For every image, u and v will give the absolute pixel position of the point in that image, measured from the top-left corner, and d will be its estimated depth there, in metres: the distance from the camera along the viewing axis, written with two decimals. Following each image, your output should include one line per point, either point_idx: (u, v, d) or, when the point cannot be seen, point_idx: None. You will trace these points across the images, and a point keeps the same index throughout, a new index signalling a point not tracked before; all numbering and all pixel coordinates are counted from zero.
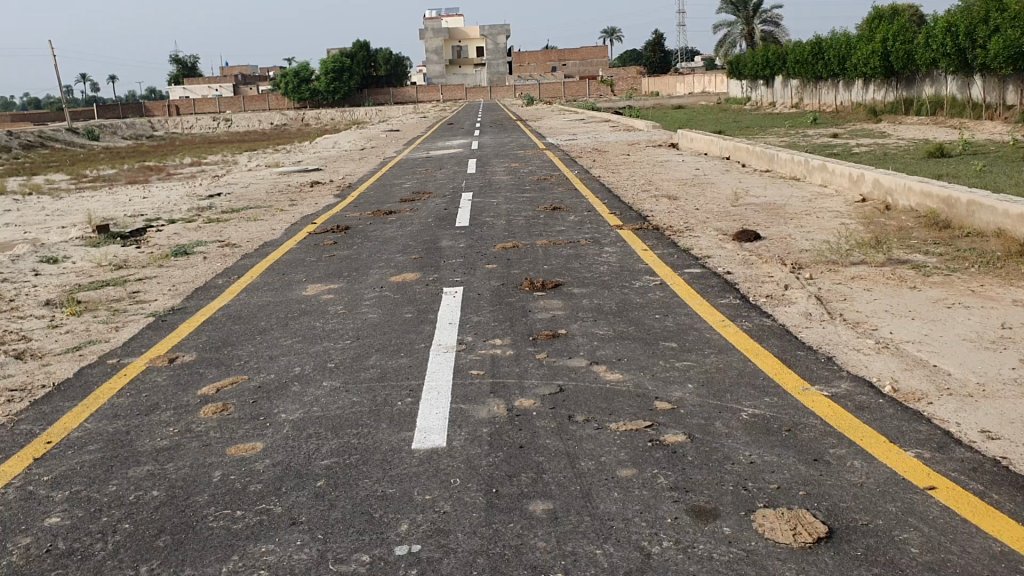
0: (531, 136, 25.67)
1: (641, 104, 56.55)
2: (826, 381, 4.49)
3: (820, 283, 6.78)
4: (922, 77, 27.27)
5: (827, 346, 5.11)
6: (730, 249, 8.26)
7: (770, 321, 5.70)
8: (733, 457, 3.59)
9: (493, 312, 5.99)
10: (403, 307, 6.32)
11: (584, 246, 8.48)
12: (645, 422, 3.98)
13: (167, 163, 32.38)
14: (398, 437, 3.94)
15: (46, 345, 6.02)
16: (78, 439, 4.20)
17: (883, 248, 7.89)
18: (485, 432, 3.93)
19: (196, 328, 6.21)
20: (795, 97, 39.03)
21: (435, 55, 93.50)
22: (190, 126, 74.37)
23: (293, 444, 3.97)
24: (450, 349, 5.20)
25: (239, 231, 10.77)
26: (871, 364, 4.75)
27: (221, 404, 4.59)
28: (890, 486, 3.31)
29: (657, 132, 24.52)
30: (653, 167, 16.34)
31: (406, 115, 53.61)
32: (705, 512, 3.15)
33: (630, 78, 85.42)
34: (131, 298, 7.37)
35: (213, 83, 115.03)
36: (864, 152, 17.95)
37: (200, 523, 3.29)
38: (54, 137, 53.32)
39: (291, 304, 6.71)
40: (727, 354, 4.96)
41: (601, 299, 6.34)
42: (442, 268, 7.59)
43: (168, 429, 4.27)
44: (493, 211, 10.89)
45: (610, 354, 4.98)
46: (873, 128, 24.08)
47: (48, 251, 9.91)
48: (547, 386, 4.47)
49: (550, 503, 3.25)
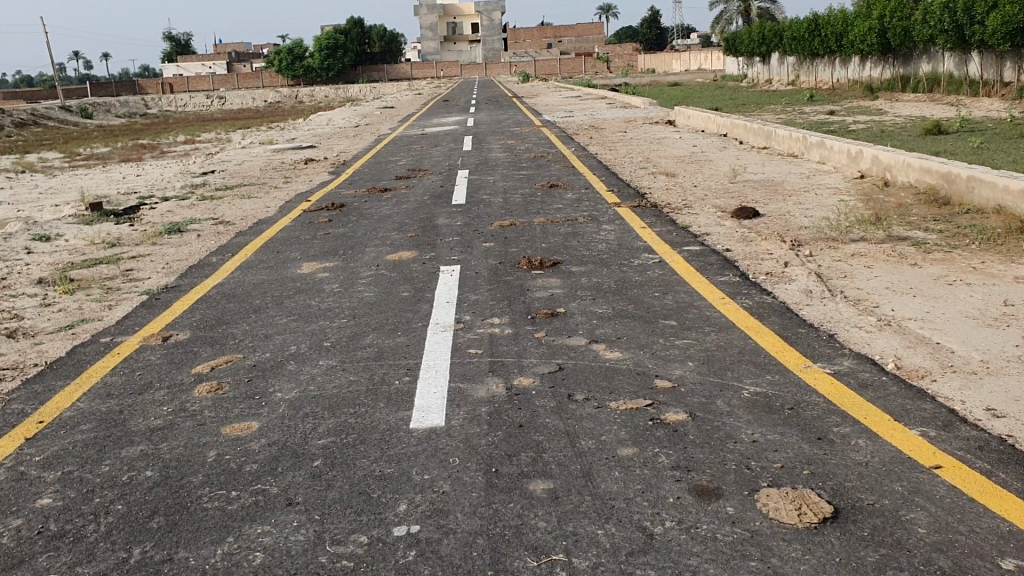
0: (527, 113, 25.52)
1: (639, 82, 56.26)
2: (827, 359, 4.44)
3: (820, 260, 6.72)
4: (920, 54, 27.09)
5: (828, 323, 5.06)
6: (730, 227, 8.18)
7: (771, 298, 5.64)
8: (735, 436, 3.54)
9: (491, 291, 5.92)
10: (400, 285, 6.25)
11: (582, 224, 8.40)
12: (645, 400, 3.92)
13: (161, 141, 32.16)
14: (395, 417, 3.89)
15: (39, 323, 5.95)
16: (70, 419, 4.13)
17: (883, 224, 7.83)
18: (484, 411, 3.87)
19: (190, 306, 6.14)
20: (792, 75, 38.81)
21: (430, 32, 92.90)
22: (184, 104, 73.84)
23: (290, 423, 3.91)
24: (447, 328, 5.14)
25: (233, 208, 10.67)
26: (873, 341, 4.70)
27: (216, 383, 4.52)
28: (896, 465, 3.26)
29: (653, 109, 24.39)
30: (650, 145, 16.22)
31: (401, 93, 53.27)
32: (708, 491, 3.10)
33: (627, 56, 84.92)
34: (124, 276, 7.29)
35: (206, 61, 114.10)
36: (861, 129, 17.86)
37: (194, 504, 3.23)
38: (48, 114, 52.99)
39: (287, 282, 6.64)
40: (728, 331, 4.91)
41: (600, 277, 6.28)
42: (439, 246, 7.52)
43: (162, 409, 4.21)
44: (491, 189, 10.81)
45: (610, 333, 4.92)
46: (871, 105, 23.92)
47: (40, 228, 9.81)
48: (546, 365, 4.42)
49: (550, 482, 3.19)
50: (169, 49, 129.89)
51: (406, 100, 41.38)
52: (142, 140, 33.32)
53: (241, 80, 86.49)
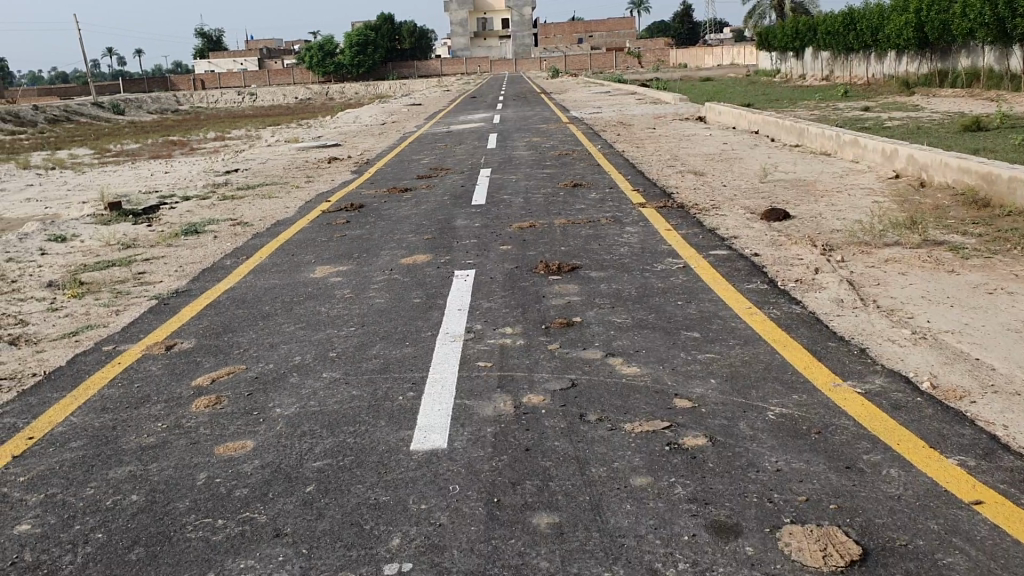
0: (556, 109, 25.28)
1: (669, 77, 55.66)
2: (859, 376, 4.16)
3: (853, 266, 6.43)
4: (958, 49, 26.57)
5: (860, 336, 4.78)
6: (758, 229, 7.90)
7: (799, 308, 5.37)
8: (757, 465, 3.30)
9: (505, 298, 5.70)
10: (412, 291, 6.06)
11: (605, 226, 8.15)
12: (662, 422, 3.68)
13: (191, 137, 32.33)
14: (396, 436, 3.68)
15: (43, 329, 5.84)
16: (61, 435, 3.99)
17: (919, 228, 7.52)
18: (490, 432, 3.65)
19: (198, 312, 5.99)
20: (825, 70, 38.24)
21: (461, 28, 92.76)
22: (217, 100, 74.38)
23: (286, 442, 3.72)
24: (458, 338, 4.92)
25: (252, 209, 10.54)
26: (908, 357, 4.42)
27: (215, 396, 4.34)
28: (932, 500, 3.00)
29: (683, 105, 24.04)
30: (679, 142, 15.93)
31: (430, 90, 53.11)
32: (726, 528, 2.86)
33: (659, 52, 84.23)
34: (136, 279, 7.17)
35: (239, 55, 114.92)
36: (897, 126, 17.44)
37: (178, 534, 3.05)
38: (81, 111, 53.61)
39: (298, 287, 6.45)
40: (753, 345, 4.64)
41: (620, 283, 6.03)
42: (456, 249, 7.31)
43: (157, 425, 4.03)
44: (512, 188, 10.59)
45: (628, 345, 4.68)
46: (907, 101, 23.43)
47: (57, 228, 9.75)
48: (558, 381, 4.19)
49: (555, 516, 2.97)
50: (201, 45, 131.00)
51: (435, 96, 41.35)
52: (172, 136, 33.47)
53: (272, 77, 87.04)
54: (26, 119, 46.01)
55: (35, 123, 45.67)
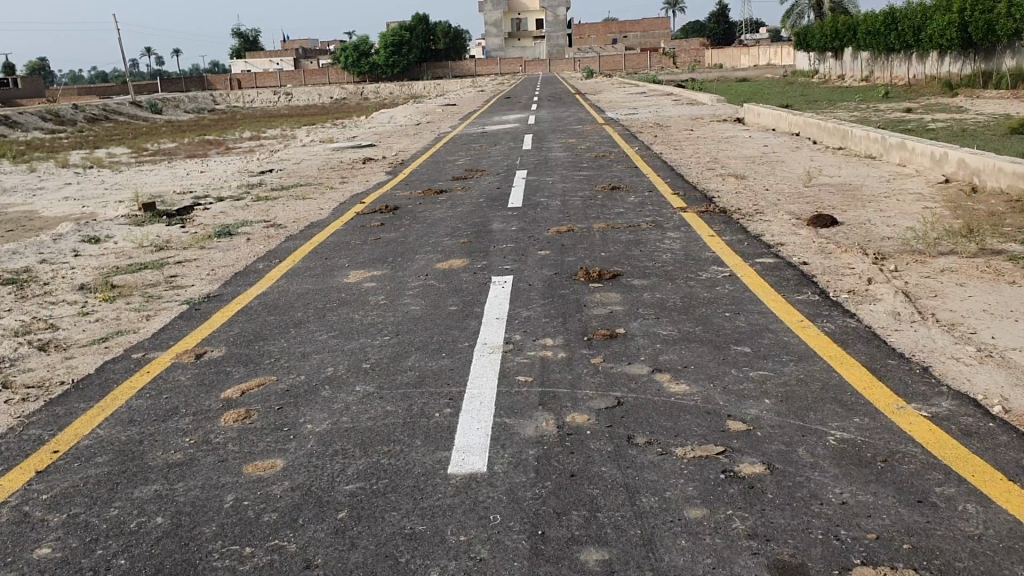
0: (590, 109, 25.06)
1: (704, 78, 55.09)
2: (924, 399, 3.90)
3: (907, 276, 6.16)
4: (1003, 49, 26.10)
5: (921, 353, 4.51)
6: (805, 236, 7.62)
7: (855, 321, 5.11)
8: (821, 496, 3.06)
9: (545, 306, 5.49)
10: (449, 298, 5.87)
11: (645, 231, 7.91)
12: (716, 447, 3.46)
13: (225, 137, 32.42)
14: (432, 458, 3.49)
15: (73, 335, 5.72)
16: (86, 450, 3.85)
17: (975, 235, 7.22)
18: (531, 454, 3.46)
19: (230, 318, 5.85)
20: (864, 70, 37.70)
21: (495, 28, 92.67)
22: (253, 100, 74.93)
23: (318, 462, 3.54)
24: (496, 350, 4.72)
25: (286, 210, 10.41)
26: (975, 377, 4.15)
27: (245, 409, 4.17)
28: (1017, 542, 2.74)
29: (720, 106, 23.67)
30: (718, 144, 15.62)
31: (463, 90, 52.94)
32: (791, 569, 2.64)
33: (694, 52, 83.66)
34: (168, 282, 7.05)
35: (274, 55, 115.61)
36: (941, 127, 17.04)
37: (203, 562, 2.88)
38: (119, 110, 54.12)
39: (331, 292, 6.30)
40: (808, 362, 4.40)
41: (664, 292, 5.81)
42: (492, 253, 7.12)
43: (185, 440, 3.87)
44: (549, 191, 10.37)
45: (675, 360, 4.45)
46: (950, 102, 22.97)
47: (91, 229, 9.68)
48: (603, 399, 3.97)
49: (605, 552, 2.76)
50: (238, 43, 131.97)
51: (469, 96, 41.25)
52: (207, 136, 33.57)
53: (307, 76, 87.43)
54: (66, 118, 46.51)
55: (73, 123, 46.09)
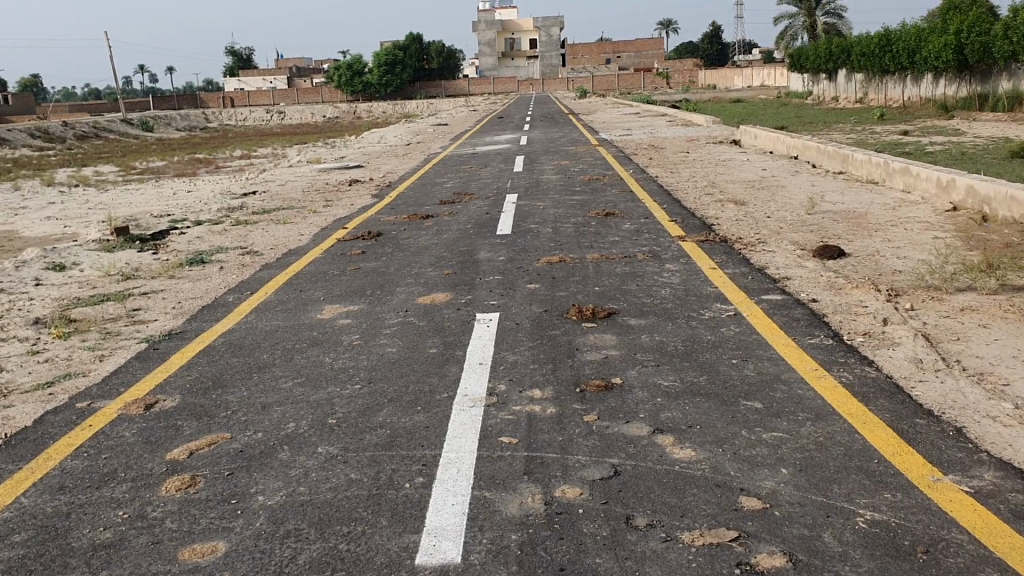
0: (586, 130, 24.72)
1: (698, 97, 54.79)
2: (962, 469, 3.42)
3: (925, 316, 5.69)
4: (999, 71, 25.88)
5: (952, 411, 4.03)
6: (812, 269, 7.14)
7: (874, 370, 4.63)
8: None
9: (533, 350, 5.00)
10: (428, 339, 5.38)
11: (642, 262, 7.45)
12: (729, 531, 2.98)
13: (215, 155, 31.93)
14: (399, 543, 3.00)
15: (18, 378, 5.22)
16: (3, 526, 3.35)
17: (996, 269, 6.73)
18: (513, 541, 2.97)
19: (189, 360, 5.35)
20: (859, 92, 37.49)
21: (488, 48, 92.51)
22: (247, 119, 74.75)
23: (265, 547, 3.04)
24: (477, 403, 4.23)
25: (264, 236, 9.92)
26: (1017, 441, 3.67)
27: (190, 475, 3.67)
28: None
29: (717, 127, 23.29)
30: (716, 166, 15.20)
31: (457, 108, 52.45)
32: None
33: (686, 71, 83.59)
34: (128, 317, 6.55)
35: (269, 75, 115.58)
36: (941, 151, 16.60)
37: None
38: (109, 127, 53.62)
39: (302, 331, 5.80)
40: (828, 422, 3.92)
41: (664, 335, 5.32)
42: (477, 287, 6.64)
43: (117, 515, 3.37)
44: (541, 217, 9.89)
45: (678, 419, 3.97)
46: (949, 125, 22.58)
47: (58, 255, 9.17)
48: (597, 467, 3.49)
49: None
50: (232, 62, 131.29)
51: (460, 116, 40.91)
52: (197, 154, 33.13)
53: (301, 95, 87.12)
54: (56, 135, 46.13)
55: (62, 140, 45.53)
